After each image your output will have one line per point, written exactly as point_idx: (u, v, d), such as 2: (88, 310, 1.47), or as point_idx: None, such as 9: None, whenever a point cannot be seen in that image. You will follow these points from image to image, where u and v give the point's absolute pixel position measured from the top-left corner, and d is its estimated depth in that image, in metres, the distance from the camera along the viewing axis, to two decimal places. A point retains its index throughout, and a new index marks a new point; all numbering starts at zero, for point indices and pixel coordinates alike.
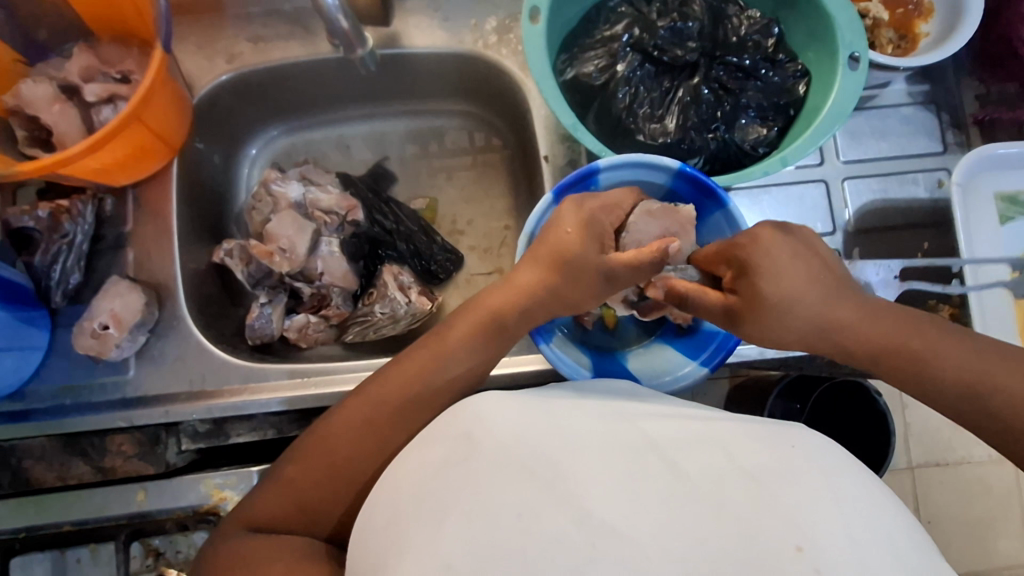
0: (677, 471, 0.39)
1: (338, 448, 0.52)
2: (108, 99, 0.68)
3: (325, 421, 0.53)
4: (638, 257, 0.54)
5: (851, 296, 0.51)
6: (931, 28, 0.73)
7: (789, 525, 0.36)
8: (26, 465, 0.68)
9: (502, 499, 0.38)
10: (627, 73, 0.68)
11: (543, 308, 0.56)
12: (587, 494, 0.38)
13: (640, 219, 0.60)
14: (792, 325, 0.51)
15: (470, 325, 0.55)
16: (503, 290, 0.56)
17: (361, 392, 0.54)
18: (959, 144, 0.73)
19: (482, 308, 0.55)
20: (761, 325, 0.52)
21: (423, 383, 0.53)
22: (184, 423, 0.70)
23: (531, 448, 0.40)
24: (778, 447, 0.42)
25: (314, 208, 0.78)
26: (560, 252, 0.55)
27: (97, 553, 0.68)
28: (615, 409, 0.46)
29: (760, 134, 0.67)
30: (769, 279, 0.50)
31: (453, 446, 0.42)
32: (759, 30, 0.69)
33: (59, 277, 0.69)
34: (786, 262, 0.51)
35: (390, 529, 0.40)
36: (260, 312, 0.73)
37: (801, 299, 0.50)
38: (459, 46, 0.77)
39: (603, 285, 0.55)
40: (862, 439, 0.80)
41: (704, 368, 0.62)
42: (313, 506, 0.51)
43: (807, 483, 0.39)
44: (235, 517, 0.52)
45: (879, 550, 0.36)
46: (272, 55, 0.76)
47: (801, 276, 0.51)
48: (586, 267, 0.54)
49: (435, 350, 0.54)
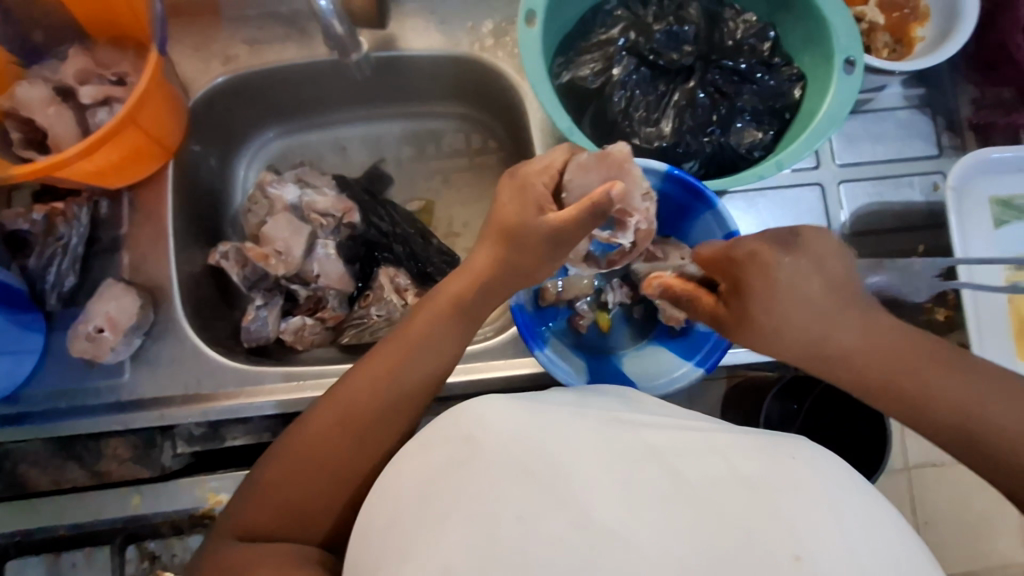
0: (677, 478, 0.39)
1: (324, 450, 0.52)
2: (103, 101, 0.68)
3: (303, 426, 0.54)
4: (577, 210, 0.51)
5: (854, 321, 0.50)
6: (926, 33, 0.73)
7: (787, 534, 0.36)
8: (20, 469, 0.68)
9: (503, 504, 0.38)
10: (622, 77, 0.68)
11: (505, 289, 0.57)
12: (588, 500, 0.38)
13: (576, 174, 0.55)
14: (788, 350, 0.52)
15: (436, 315, 0.56)
16: (460, 276, 0.57)
17: (335, 393, 0.54)
18: (955, 147, 0.73)
19: (443, 297, 0.57)
20: (769, 319, 0.50)
21: (399, 378, 0.54)
22: (179, 426, 0.69)
23: (532, 454, 0.40)
24: (777, 456, 0.42)
25: (310, 210, 0.77)
26: (506, 228, 0.55)
27: (92, 556, 0.67)
28: (615, 416, 0.46)
29: (756, 138, 0.67)
30: (798, 272, 0.49)
31: (454, 449, 0.42)
32: (755, 34, 0.69)
33: (54, 280, 0.69)
34: (785, 288, 0.49)
35: (389, 535, 0.40)
36: (256, 315, 0.74)
37: (800, 325, 0.50)
38: (456, 49, 0.77)
39: (553, 248, 0.54)
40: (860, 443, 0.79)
41: (698, 370, 0.62)
42: (307, 510, 0.51)
43: (805, 492, 0.39)
44: (224, 526, 0.52)
45: (874, 558, 0.36)
46: (268, 57, 0.76)
47: (802, 303, 0.49)
48: (527, 240, 0.54)
49: (404, 343, 0.55)
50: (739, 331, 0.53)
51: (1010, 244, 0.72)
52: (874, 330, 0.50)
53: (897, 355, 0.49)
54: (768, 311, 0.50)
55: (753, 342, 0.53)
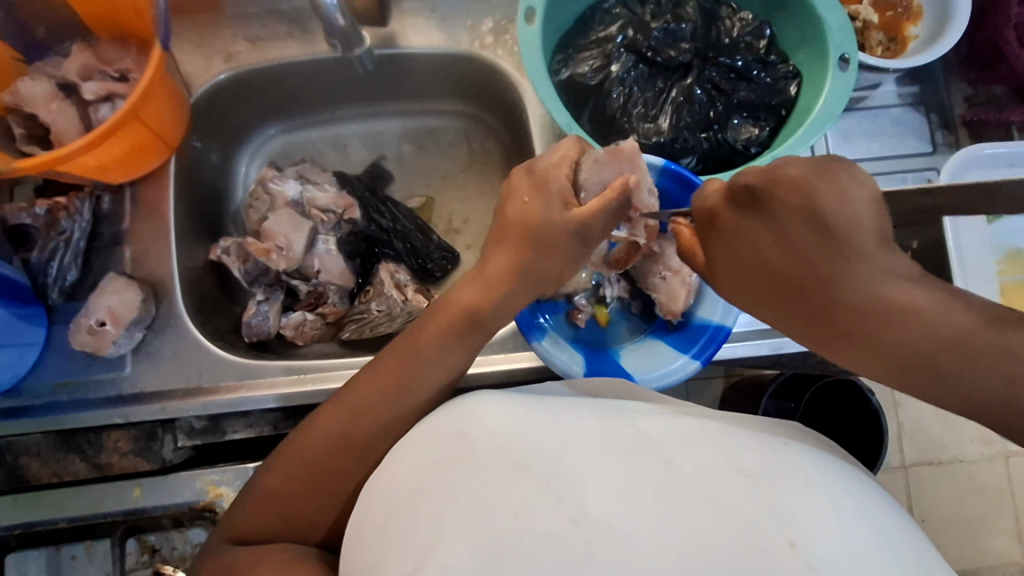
0: (672, 470, 0.40)
1: (321, 458, 0.53)
2: (106, 97, 0.69)
3: (306, 433, 0.54)
4: (603, 198, 0.55)
5: (846, 290, 0.43)
6: (920, 31, 0.74)
7: (781, 522, 0.36)
8: (21, 462, 0.68)
9: (499, 497, 0.38)
10: (621, 73, 0.69)
11: (527, 298, 0.58)
12: (583, 492, 0.38)
13: (591, 170, 0.57)
14: (795, 321, 0.47)
15: (445, 326, 0.56)
16: (474, 285, 0.57)
17: (340, 401, 0.54)
18: (948, 145, 0.74)
19: (455, 306, 0.56)
20: (757, 287, 0.48)
21: (404, 392, 0.53)
22: (180, 420, 0.70)
23: (528, 448, 0.41)
24: (771, 447, 0.42)
25: (311, 206, 0.78)
26: (528, 223, 0.56)
27: (92, 550, 0.67)
28: (611, 408, 0.47)
29: (752, 134, 0.68)
30: (766, 245, 0.45)
31: (452, 446, 0.43)
32: (751, 32, 0.70)
33: (56, 274, 0.69)
34: (750, 251, 0.46)
35: (389, 529, 0.40)
36: (257, 309, 0.74)
37: (783, 289, 0.46)
38: (456, 46, 0.77)
39: (577, 244, 0.56)
40: (859, 434, 0.89)
41: (696, 362, 0.63)
42: (302, 516, 0.52)
43: (799, 481, 0.39)
44: (224, 534, 0.53)
45: (870, 544, 0.36)
46: (271, 54, 0.77)
47: (770, 268, 0.46)
48: (553, 244, 0.55)
49: (412, 354, 0.55)
50: (727, 289, 0.52)
51: (1004, 237, 0.73)
52: (879, 302, 0.42)
53: (913, 333, 0.41)
54: (745, 268, 0.48)
55: (753, 303, 0.50)
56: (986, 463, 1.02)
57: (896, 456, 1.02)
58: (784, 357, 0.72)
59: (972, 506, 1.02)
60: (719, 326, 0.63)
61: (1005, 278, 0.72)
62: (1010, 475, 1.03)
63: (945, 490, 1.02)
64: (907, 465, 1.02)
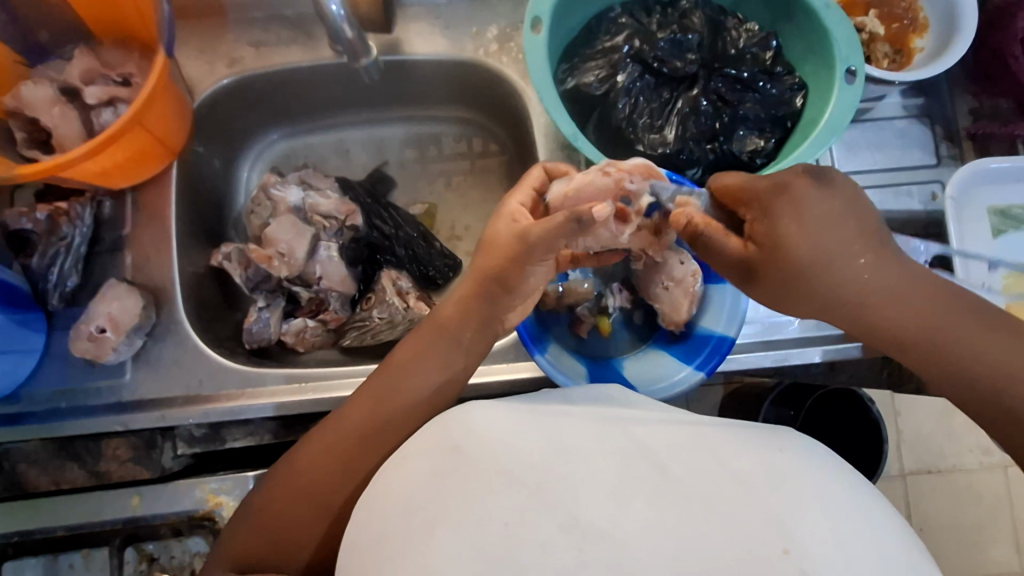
0: (665, 476, 0.39)
1: (310, 477, 0.53)
2: (108, 102, 0.68)
3: (301, 454, 0.54)
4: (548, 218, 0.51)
5: (866, 263, 0.49)
6: (926, 43, 0.74)
7: (775, 527, 0.36)
8: (19, 469, 0.68)
9: (488, 505, 0.38)
10: (627, 84, 0.69)
11: (488, 306, 0.57)
12: (575, 500, 0.38)
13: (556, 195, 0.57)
14: (763, 284, 0.51)
15: (422, 344, 0.57)
16: (448, 303, 0.59)
17: (331, 424, 0.55)
18: (953, 157, 0.74)
19: (434, 325, 0.58)
20: (801, 277, 0.49)
21: (384, 407, 0.54)
22: (180, 428, 0.69)
23: (518, 459, 0.40)
24: (766, 451, 0.42)
25: (313, 212, 0.78)
26: (487, 239, 0.57)
27: (89, 558, 0.67)
28: (605, 415, 0.46)
29: (757, 145, 0.68)
30: (825, 222, 0.48)
31: (441, 457, 0.42)
32: (758, 43, 0.69)
33: (56, 280, 0.69)
34: (812, 229, 0.48)
35: (378, 540, 0.40)
36: (258, 316, 0.74)
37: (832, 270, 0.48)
38: (461, 53, 0.77)
39: (523, 249, 0.53)
40: (857, 445, 0.91)
41: (699, 372, 0.62)
42: (286, 540, 0.52)
43: (795, 484, 0.39)
44: (222, 552, 0.53)
45: (864, 552, 0.36)
46: (273, 59, 0.77)
47: (829, 249, 0.48)
48: (503, 250, 0.55)
49: (390, 373, 0.56)
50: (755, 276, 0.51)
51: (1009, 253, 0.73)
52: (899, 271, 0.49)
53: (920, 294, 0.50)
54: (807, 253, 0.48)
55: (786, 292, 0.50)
56: (985, 473, 1.03)
57: (895, 464, 1.03)
58: (786, 369, 0.71)
59: (971, 515, 1.02)
60: (723, 336, 0.62)
61: (1010, 296, 0.71)
62: (1009, 485, 1.03)
63: (945, 500, 1.02)
64: (906, 473, 1.03)
